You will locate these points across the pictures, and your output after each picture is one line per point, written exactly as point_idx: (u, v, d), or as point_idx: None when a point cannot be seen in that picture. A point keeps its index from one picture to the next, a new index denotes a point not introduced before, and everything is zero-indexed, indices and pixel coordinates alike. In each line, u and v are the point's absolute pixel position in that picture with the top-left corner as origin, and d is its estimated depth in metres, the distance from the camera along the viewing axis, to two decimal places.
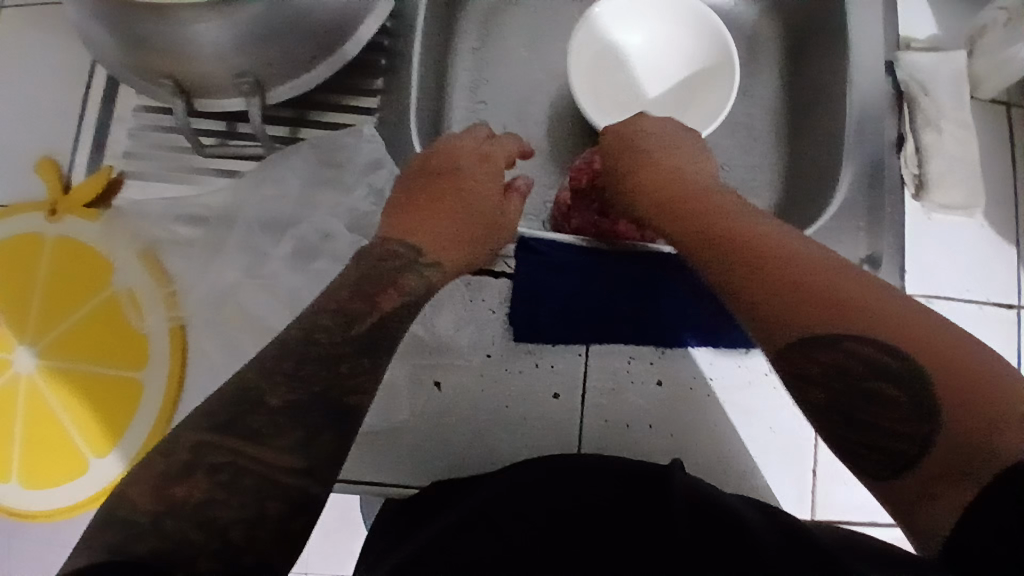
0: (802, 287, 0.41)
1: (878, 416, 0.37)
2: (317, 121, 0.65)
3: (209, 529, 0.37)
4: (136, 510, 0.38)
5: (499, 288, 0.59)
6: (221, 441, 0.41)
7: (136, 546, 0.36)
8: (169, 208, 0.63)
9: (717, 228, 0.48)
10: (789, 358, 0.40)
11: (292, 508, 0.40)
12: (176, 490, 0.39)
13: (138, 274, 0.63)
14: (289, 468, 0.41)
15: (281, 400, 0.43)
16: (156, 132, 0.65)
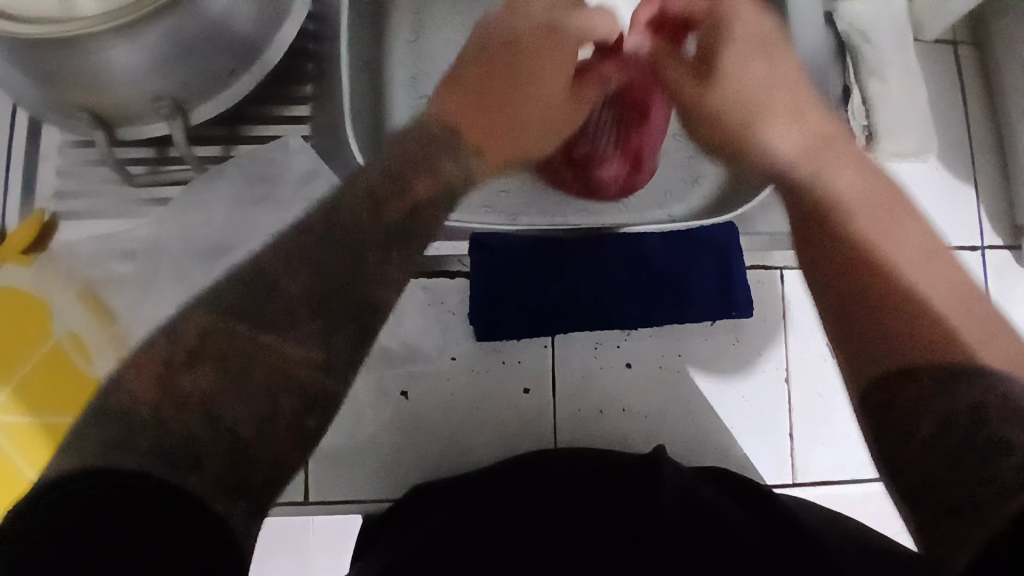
0: (940, 320, 0.43)
1: (974, 456, 0.37)
2: (252, 136, 0.64)
3: (217, 425, 0.41)
4: (138, 400, 0.41)
5: (458, 292, 0.62)
6: (234, 329, 0.45)
7: (135, 443, 0.38)
8: (104, 245, 0.61)
9: (841, 242, 0.50)
10: (887, 382, 0.43)
11: (302, 405, 0.45)
12: (184, 380, 0.42)
13: (81, 316, 0.60)
14: (308, 360, 0.46)
15: (299, 290, 0.47)
16: (85, 165, 0.63)
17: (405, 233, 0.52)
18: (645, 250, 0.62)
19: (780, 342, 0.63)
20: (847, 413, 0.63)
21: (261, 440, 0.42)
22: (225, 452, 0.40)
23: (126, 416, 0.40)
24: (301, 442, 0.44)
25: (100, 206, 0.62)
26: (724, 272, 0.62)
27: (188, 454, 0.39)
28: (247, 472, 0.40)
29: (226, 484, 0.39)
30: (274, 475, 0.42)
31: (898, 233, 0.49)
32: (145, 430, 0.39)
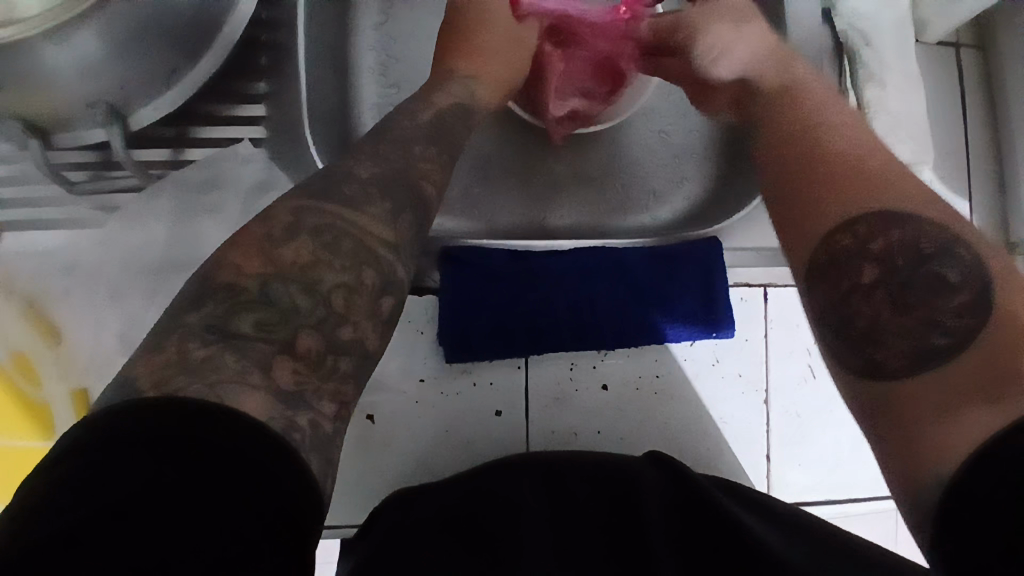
0: (867, 166, 0.43)
1: (916, 298, 0.37)
2: (202, 138, 0.59)
3: (313, 294, 0.37)
4: (240, 275, 0.37)
5: (426, 310, 0.59)
6: (322, 206, 0.40)
7: (235, 322, 0.35)
8: (46, 262, 0.57)
9: (789, 121, 0.50)
10: (828, 238, 0.41)
11: (384, 280, 0.40)
12: (284, 252, 0.38)
13: (24, 335, 0.56)
14: (385, 241, 0.41)
15: (370, 173, 0.44)
16: (18, 170, 0.57)
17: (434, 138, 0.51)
18: (623, 267, 0.60)
19: (762, 361, 0.61)
20: (825, 433, 0.61)
21: (348, 313, 0.38)
22: (313, 335, 0.36)
23: (225, 291, 0.36)
24: (380, 326, 0.40)
25: (43, 218, 0.57)
26: (705, 290, 0.60)
27: (284, 334, 0.36)
28: (335, 360, 0.37)
29: (316, 376, 0.36)
30: (362, 367, 0.38)
31: (819, 113, 0.49)
32: (249, 308, 0.36)
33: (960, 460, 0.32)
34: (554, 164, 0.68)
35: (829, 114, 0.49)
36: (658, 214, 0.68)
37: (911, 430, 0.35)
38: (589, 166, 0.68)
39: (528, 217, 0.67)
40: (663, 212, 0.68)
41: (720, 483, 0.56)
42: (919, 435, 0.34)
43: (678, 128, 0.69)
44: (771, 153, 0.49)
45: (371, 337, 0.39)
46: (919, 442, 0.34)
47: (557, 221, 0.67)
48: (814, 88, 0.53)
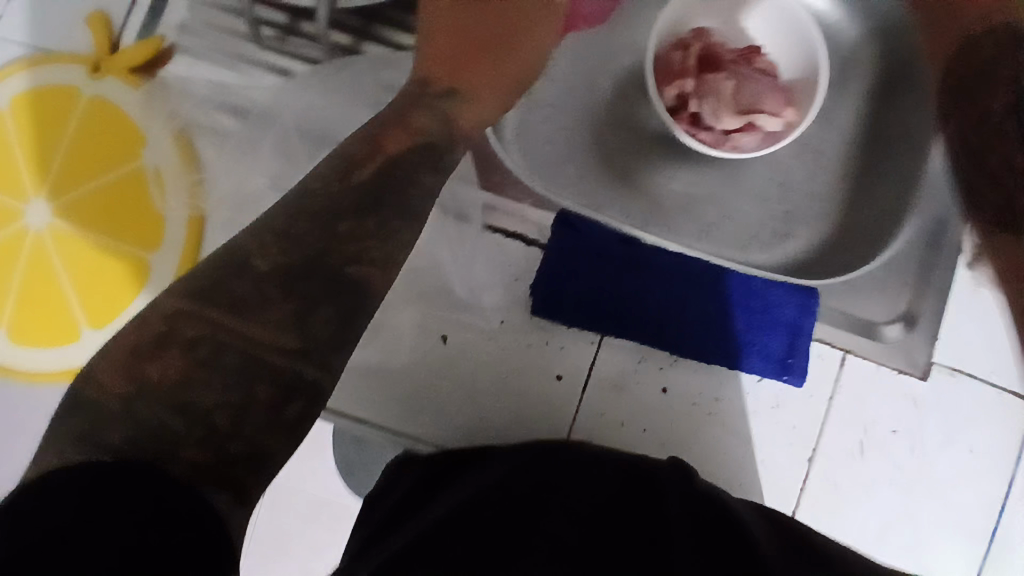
0: None
1: None
2: (387, 40, 0.61)
3: (189, 416, 0.39)
4: (105, 393, 0.39)
5: (528, 260, 0.61)
6: (204, 312, 0.41)
7: (110, 433, 0.38)
8: (213, 92, 0.60)
9: None
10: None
11: (281, 394, 0.41)
12: (150, 369, 0.39)
13: (167, 154, 0.60)
14: (286, 348, 0.41)
15: (269, 266, 0.42)
16: (217, 11, 0.60)
17: (380, 194, 0.47)
18: (721, 288, 0.62)
19: (818, 422, 0.62)
20: (855, 514, 0.62)
21: (241, 432, 0.39)
22: (199, 450, 0.38)
23: (93, 407, 0.38)
24: (282, 431, 0.41)
25: (218, 57, 0.60)
26: (790, 335, 0.61)
27: (160, 446, 0.38)
28: (229, 467, 0.39)
29: (205, 474, 0.38)
30: (259, 453, 0.40)
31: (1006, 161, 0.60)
32: (117, 424, 0.38)
33: None
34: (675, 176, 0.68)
35: None
36: (757, 258, 0.67)
37: None
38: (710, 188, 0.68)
39: (635, 220, 0.67)
40: (760, 255, 0.68)
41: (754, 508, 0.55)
42: None
43: (801, 185, 0.69)
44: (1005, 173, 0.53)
45: (274, 442, 0.40)
46: None
47: (660, 228, 0.67)
48: None
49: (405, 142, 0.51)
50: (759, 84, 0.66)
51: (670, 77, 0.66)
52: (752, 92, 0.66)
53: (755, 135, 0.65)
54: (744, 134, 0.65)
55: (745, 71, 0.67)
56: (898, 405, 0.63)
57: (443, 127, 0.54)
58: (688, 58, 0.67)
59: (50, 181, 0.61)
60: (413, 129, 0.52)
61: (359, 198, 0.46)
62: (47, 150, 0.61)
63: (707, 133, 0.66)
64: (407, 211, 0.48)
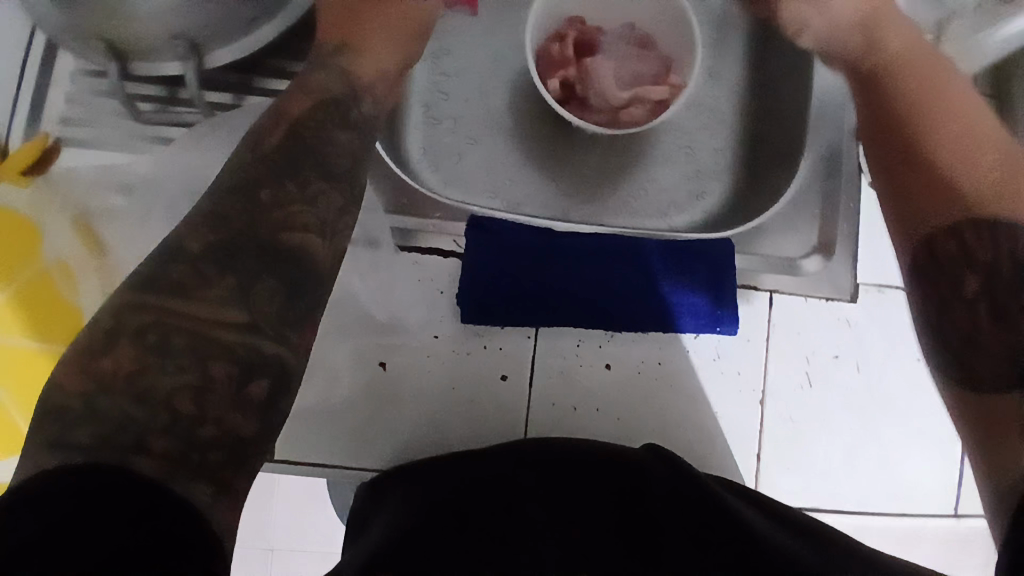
0: (996, 179, 0.51)
1: (1014, 312, 0.46)
2: (263, 88, 0.62)
3: (150, 406, 0.37)
4: (64, 392, 0.37)
5: (448, 272, 0.62)
6: (148, 299, 0.39)
7: (75, 433, 0.36)
8: (106, 175, 0.62)
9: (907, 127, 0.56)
10: (932, 243, 0.51)
11: (241, 370, 0.39)
12: (102, 363, 0.37)
13: (70, 243, 0.60)
14: (235, 322, 0.40)
15: (203, 243, 0.42)
16: (94, 96, 0.61)
17: (294, 156, 0.48)
18: (639, 256, 0.63)
19: (762, 362, 0.64)
20: (818, 442, 0.63)
21: (206, 412, 0.37)
22: (166, 435, 0.36)
23: (52, 411, 0.36)
24: (252, 411, 0.39)
25: (103, 140, 0.61)
26: (715, 287, 0.62)
27: (126, 442, 0.36)
28: (201, 454, 0.37)
29: (183, 466, 0.36)
30: (235, 454, 0.38)
31: (911, 112, 0.56)
32: (83, 423, 0.36)
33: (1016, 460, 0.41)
34: (579, 159, 0.70)
35: (953, 116, 0.55)
36: (676, 220, 0.69)
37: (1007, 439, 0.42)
38: (615, 163, 0.70)
39: (549, 210, 0.69)
40: (677, 218, 0.69)
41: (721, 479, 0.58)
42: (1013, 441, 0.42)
43: (703, 143, 0.71)
44: (879, 135, 0.58)
45: (244, 425, 0.38)
46: (1005, 450, 0.42)
47: (575, 208, 0.69)
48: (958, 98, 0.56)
49: (307, 104, 0.52)
50: (638, 59, 0.69)
51: (555, 67, 0.68)
52: (633, 68, 0.68)
53: (646, 106, 0.66)
54: (635, 105, 0.66)
55: (624, 50, 0.69)
56: (834, 330, 0.65)
57: (346, 85, 0.57)
58: (568, 45, 0.68)
59: None
60: (313, 91, 0.54)
61: (280, 163, 0.47)
62: None
63: (598, 115, 0.67)
64: (329, 170, 0.49)
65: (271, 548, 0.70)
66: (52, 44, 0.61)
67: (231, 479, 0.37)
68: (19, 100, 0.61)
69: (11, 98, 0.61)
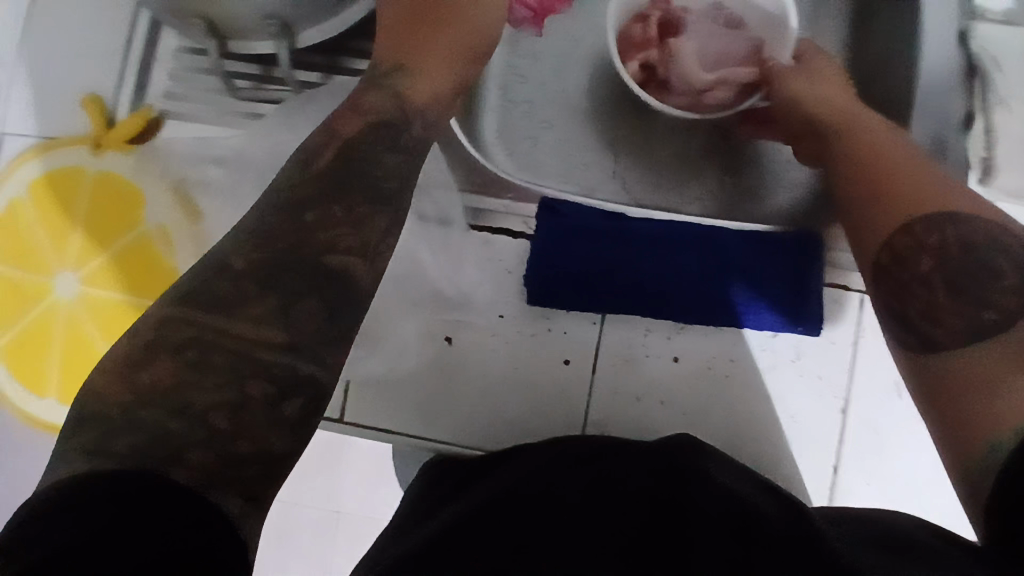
0: (894, 178, 0.48)
1: (966, 281, 0.42)
2: (348, 68, 0.64)
3: (187, 418, 0.36)
4: (105, 402, 0.36)
5: (518, 254, 0.62)
6: (191, 313, 0.38)
7: (114, 442, 0.35)
8: (198, 148, 0.64)
9: (839, 152, 0.54)
10: (890, 240, 0.46)
11: (279, 390, 0.38)
12: (144, 376, 0.36)
13: (168, 210, 0.64)
14: (274, 343, 0.38)
15: (248, 262, 0.40)
16: (195, 73, 0.65)
17: (344, 175, 0.46)
18: (719, 247, 0.60)
19: (844, 365, 0.60)
20: (902, 454, 0.59)
21: (240, 430, 0.36)
22: (203, 449, 0.35)
23: (92, 419, 0.36)
24: (286, 429, 0.38)
25: (201, 114, 0.65)
26: (797, 284, 0.59)
27: (162, 453, 0.35)
28: (236, 471, 0.36)
29: (219, 478, 0.35)
30: (267, 473, 0.37)
31: (870, 124, 0.54)
32: (120, 433, 0.35)
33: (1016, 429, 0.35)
34: (657, 147, 0.68)
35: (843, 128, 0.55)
36: (758, 212, 0.66)
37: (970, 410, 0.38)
38: (695, 150, 0.67)
39: (623, 196, 0.67)
40: (763, 208, 0.67)
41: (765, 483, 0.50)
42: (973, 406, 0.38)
43: None
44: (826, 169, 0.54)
45: (277, 442, 0.37)
46: (973, 411, 0.38)
47: (651, 192, 0.67)
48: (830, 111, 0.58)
49: (361, 124, 0.49)
50: (725, 39, 0.65)
51: (635, 47, 0.65)
52: (719, 51, 0.65)
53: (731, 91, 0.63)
54: (719, 88, 0.63)
55: (711, 30, 0.66)
56: None
57: (398, 106, 0.52)
58: (652, 23, 0.65)
59: (68, 254, 0.65)
60: (365, 110, 0.51)
61: (325, 185, 0.44)
62: (63, 227, 0.66)
63: (680, 97, 0.64)
64: (378, 194, 0.46)
65: (340, 512, 0.72)
66: (157, 23, 0.65)
67: (263, 491, 0.37)
68: (126, 75, 0.65)
69: (119, 74, 0.65)
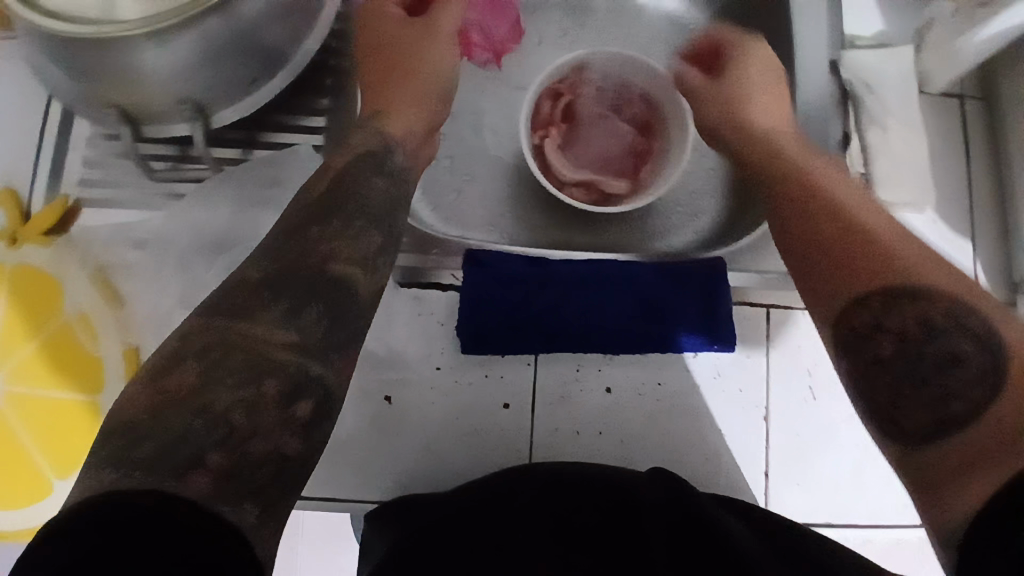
0: (885, 249, 0.48)
1: (928, 367, 0.43)
2: (268, 142, 0.65)
3: (209, 417, 0.37)
4: (132, 409, 0.38)
5: (448, 304, 0.64)
6: (211, 321, 0.41)
7: (137, 449, 0.35)
8: (119, 234, 0.64)
9: (816, 208, 0.53)
10: (847, 313, 0.47)
11: (292, 389, 0.40)
12: (170, 381, 0.39)
13: (90, 295, 0.63)
14: (285, 344, 0.41)
15: (262, 275, 0.44)
16: (110, 158, 0.64)
17: (338, 203, 0.49)
18: (641, 279, 0.64)
19: (763, 378, 0.64)
20: (826, 458, 0.63)
21: (254, 429, 0.38)
22: (223, 450, 0.36)
23: (117, 428, 0.37)
24: (298, 431, 0.39)
25: (118, 198, 0.64)
26: (709, 303, 0.63)
27: (184, 453, 0.36)
28: (252, 471, 0.37)
29: (232, 483, 0.36)
30: (281, 471, 0.38)
31: (864, 197, 0.54)
32: (143, 438, 0.36)
33: (971, 509, 0.36)
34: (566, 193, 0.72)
35: (844, 192, 0.54)
36: (672, 242, 0.71)
37: (942, 491, 0.39)
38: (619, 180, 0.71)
39: (547, 240, 0.71)
40: (675, 238, 0.72)
41: (719, 498, 0.58)
42: (948, 489, 0.39)
43: (694, 167, 0.73)
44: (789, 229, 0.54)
45: (289, 443, 0.39)
46: (948, 495, 0.39)
47: (569, 236, 0.71)
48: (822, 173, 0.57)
49: (349, 157, 0.54)
50: (611, 140, 0.73)
51: (536, 126, 0.71)
52: (604, 147, 0.73)
53: (592, 197, 0.70)
54: (581, 188, 0.70)
55: (608, 129, 0.73)
56: None
57: (381, 140, 0.58)
58: (560, 100, 0.71)
59: None
60: (354, 146, 0.56)
61: (326, 207, 0.49)
62: None
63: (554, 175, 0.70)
64: (370, 211, 0.50)
65: None
66: (68, 112, 0.65)
67: (275, 500, 0.37)
68: (39, 166, 0.65)
69: (32, 165, 0.65)
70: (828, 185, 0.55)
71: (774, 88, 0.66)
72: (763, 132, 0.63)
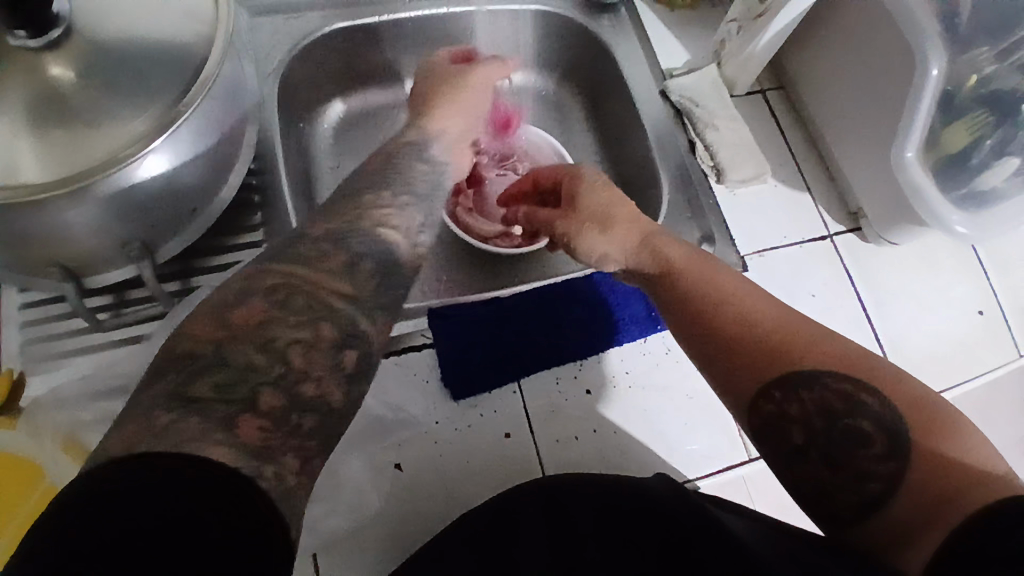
0: (781, 346, 0.51)
1: (842, 457, 0.48)
2: (212, 266, 0.68)
3: (269, 351, 0.41)
4: (198, 338, 0.41)
5: (427, 362, 0.69)
6: (272, 268, 0.45)
7: (200, 382, 0.39)
8: (78, 395, 0.62)
9: (706, 302, 0.55)
10: (755, 404, 0.51)
11: (341, 338, 0.44)
12: (235, 313, 0.42)
13: (66, 467, 0.60)
14: (341, 296, 0.45)
15: (326, 229, 0.49)
16: (48, 322, 0.64)
17: (384, 180, 0.57)
18: (575, 287, 0.75)
19: None
20: None
21: (308, 368, 0.42)
22: (275, 391, 0.40)
23: (183, 359, 0.40)
24: (342, 378, 0.43)
25: (67, 358, 0.63)
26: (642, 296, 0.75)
27: (245, 390, 0.39)
28: (300, 414, 0.41)
29: (282, 430, 0.40)
30: (324, 425, 0.42)
31: (737, 277, 0.57)
32: (209, 371, 0.40)
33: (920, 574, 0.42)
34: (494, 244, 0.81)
35: (726, 278, 0.57)
36: None
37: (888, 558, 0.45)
38: None
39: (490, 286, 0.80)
40: None
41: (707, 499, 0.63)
42: (894, 554, 0.45)
43: None
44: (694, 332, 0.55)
45: (334, 391, 0.43)
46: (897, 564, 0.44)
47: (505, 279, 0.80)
48: (702, 265, 0.58)
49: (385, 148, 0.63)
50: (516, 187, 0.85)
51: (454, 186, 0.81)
52: None
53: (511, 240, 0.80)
54: (502, 236, 0.80)
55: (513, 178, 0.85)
56: None
57: (423, 133, 0.67)
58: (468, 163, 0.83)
59: None
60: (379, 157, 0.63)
61: (370, 182, 0.56)
62: None
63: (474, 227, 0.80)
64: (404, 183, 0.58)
65: None
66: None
67: (313, 452, 0.41)
68: None
69: None
70: (715, 274, 0.57)
71: (613, 193, 0.66)
72: (615, 244, 0.63)
